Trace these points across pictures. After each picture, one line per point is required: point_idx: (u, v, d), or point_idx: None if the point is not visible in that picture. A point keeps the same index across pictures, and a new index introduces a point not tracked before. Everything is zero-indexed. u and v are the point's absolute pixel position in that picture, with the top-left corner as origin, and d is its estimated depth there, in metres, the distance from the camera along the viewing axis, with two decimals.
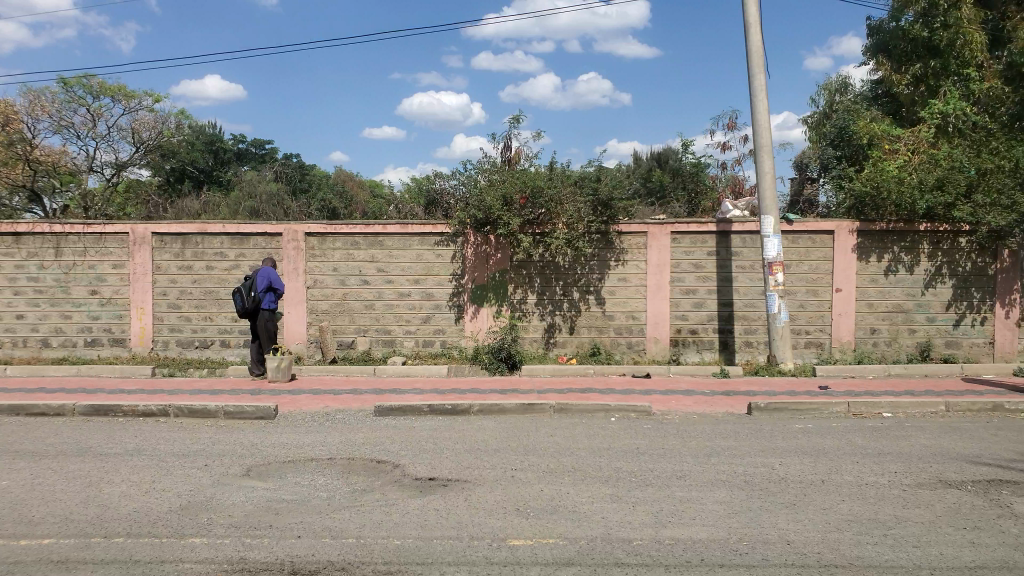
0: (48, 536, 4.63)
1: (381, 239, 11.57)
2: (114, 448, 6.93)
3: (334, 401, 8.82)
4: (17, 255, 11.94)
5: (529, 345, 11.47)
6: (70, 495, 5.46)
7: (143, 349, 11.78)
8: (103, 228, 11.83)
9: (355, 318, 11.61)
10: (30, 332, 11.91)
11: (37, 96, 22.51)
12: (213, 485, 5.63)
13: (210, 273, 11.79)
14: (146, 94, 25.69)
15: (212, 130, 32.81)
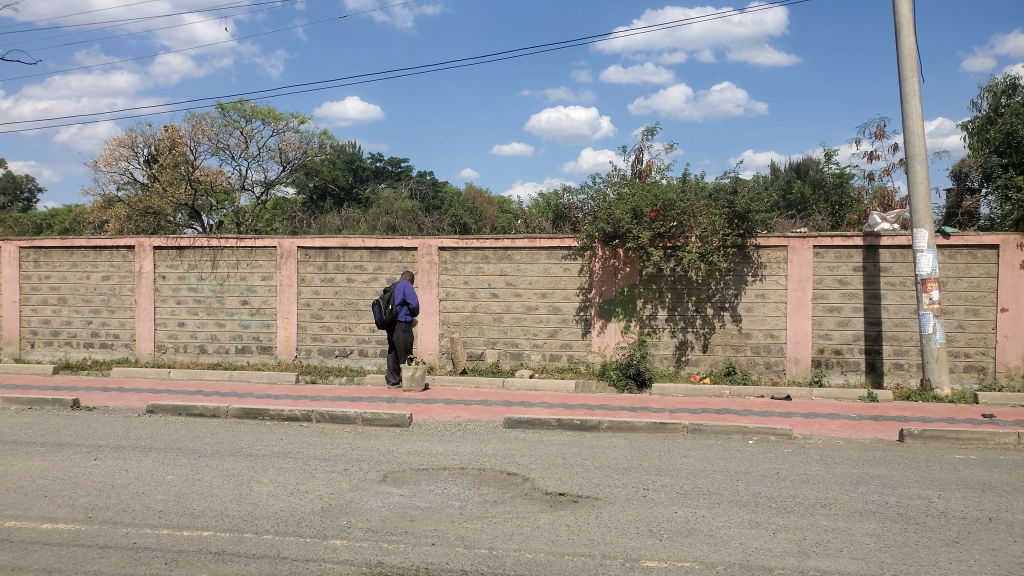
0: (207, 528, 4.98)
1: (511, 253, 11.74)
2: (262, 450, 7.38)
3: (465, 412, 8.98)
4: (180, 267, 12.99)
5: (659, 362, 11.26)
6: (224, 492, 5.85)
7: (288, 356, 12.50)
8: (255, 242, 12.68)
9: (485, 331, 11.81)
10: (190, 338, 12.92)
11: (200, 121, 24.53)
12: (353, 489, 5.87)
13: (350, 285, 12.35)
14: (292, 116, 27.42)
15: (353, 149, 34.50)
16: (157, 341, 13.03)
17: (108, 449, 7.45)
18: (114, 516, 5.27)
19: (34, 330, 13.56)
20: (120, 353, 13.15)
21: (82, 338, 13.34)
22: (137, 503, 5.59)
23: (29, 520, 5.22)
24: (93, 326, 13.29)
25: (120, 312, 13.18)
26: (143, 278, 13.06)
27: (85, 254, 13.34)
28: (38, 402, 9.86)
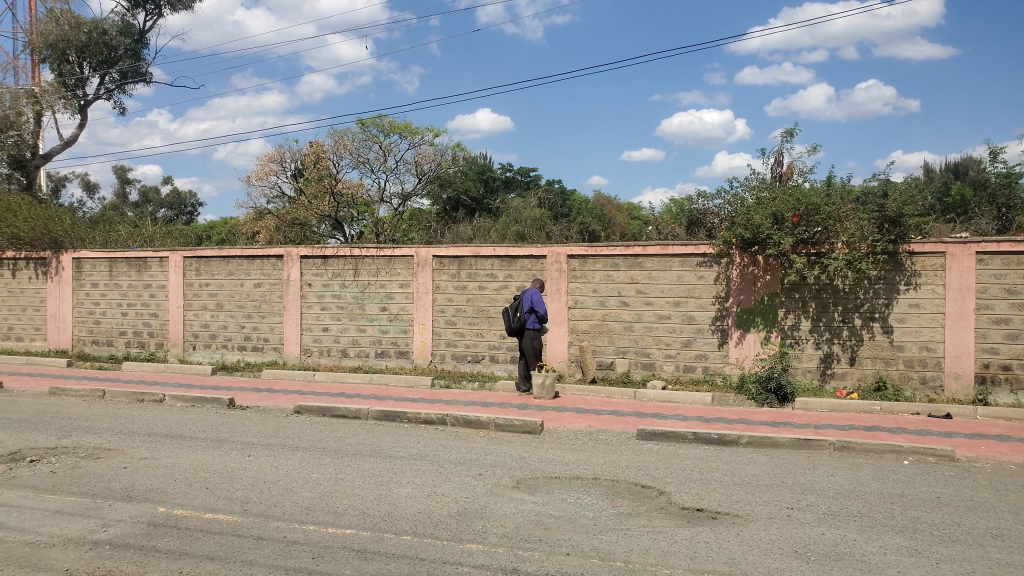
0: (349, 526, 5.18)
1: (642, 260, 11.56)
2: (401, 452, 7.63)
3: (596, 421, 8.91)
4: (324, 275, 13.68)
5: (802, 375, 10.73)
6: (366, 491, 6.09)
7: (423, 361, 12.87)
8: (394, 251, 13.17)
9: (616, 339, 11.68)
10: (333, 342, 13.58)
11: (342, 137, 26.01)
12: (488, 494, 5.95)
13: (482, 293, 12.57)
14: (427, 130, 28.34)
15: (484, 160, 35.21)
16: (303, 345, 13.79)
17: (260, 445, 7.96)
18: (267, 510, 5.60)
19: (196, 333, 14.71)
20: (270, 356, 14.03)
21: (237, 341, 14.33)
22: (287, 498, 5.92)
23: (193, 509, 5.64)
24: (246, 330, 14.25)
25: (271, 317, 14.06)
26: (291, 285, 13.86)
27: (240, 263, 14.32)
28: (199, 400, 10.66)
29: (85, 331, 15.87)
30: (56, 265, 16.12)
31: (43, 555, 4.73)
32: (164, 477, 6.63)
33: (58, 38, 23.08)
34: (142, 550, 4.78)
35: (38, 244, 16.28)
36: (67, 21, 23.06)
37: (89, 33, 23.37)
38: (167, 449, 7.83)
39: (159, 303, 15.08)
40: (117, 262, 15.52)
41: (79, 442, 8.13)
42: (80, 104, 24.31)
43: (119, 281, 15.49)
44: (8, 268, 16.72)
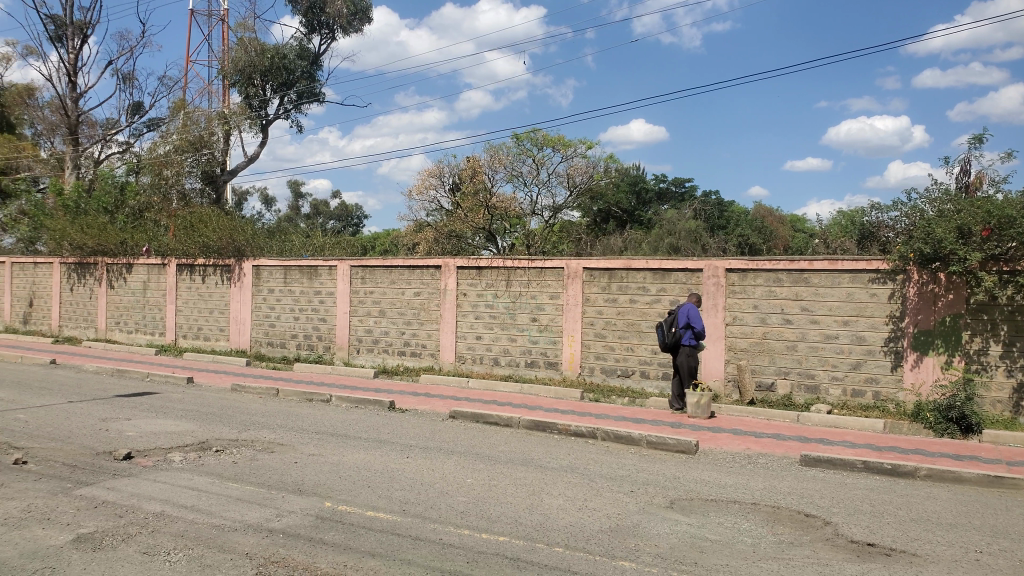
0: (503, 533, 5.26)
1: (807, 276, 10.99)
2: (551, 463, 7.65)
3: (755, 444, 8.52)
4: (478, 285, 14.04)
5: (990, 406, 9.75)
6: (517, 500, 6.14)
7: (572, 374, 12.88)
8: (545, 263, 13.30)
9: (776, 359, 11.15)
10: (485, 350, 13.90)
11: (497, 151, 26.72)
12: (640, 512, 5.83)
13: (633, 306, 12.40)
14: (580, 142, 28.46)
15: (637, 171, 35.21)
16: (458, 352, 14.20)
17: (417, 448, 8.26)
18: (423, 511, 5.79)
19: (359, 338, 15.54)
20: (427, 362, 14.57)
21: (396, 346, 15.00)
22: (443, 501, 6.09)
23: (356, 506, 5.93)
24: (405, 336, 14.89)
25: (428, 324, 14.61)
26: (447, 294, 14.34)
27: (400, 272, 14.98)
28: (362, 401, 11.25)
29: (262, 333, 17.20)
30: (239, 271, 17.59)
31: (225, 538, 5.15)
32: (330, 473, 7.04)
33: (246, 63, 25.23)
34: (312, 541, 5.09)
35: (225, 252, 17.83)
36: (254, 48, 25.15)
37: (272, 58, 25.35)
38: (333, 446, 8.32)
39: (327, 308, 16.08)
40: (291, 269, 16.72)
41: (256, 436, 8.80)
42: (263, 124, 26.49)
43: (292, 287, 16.66)
44: (198, 273, 18.44)
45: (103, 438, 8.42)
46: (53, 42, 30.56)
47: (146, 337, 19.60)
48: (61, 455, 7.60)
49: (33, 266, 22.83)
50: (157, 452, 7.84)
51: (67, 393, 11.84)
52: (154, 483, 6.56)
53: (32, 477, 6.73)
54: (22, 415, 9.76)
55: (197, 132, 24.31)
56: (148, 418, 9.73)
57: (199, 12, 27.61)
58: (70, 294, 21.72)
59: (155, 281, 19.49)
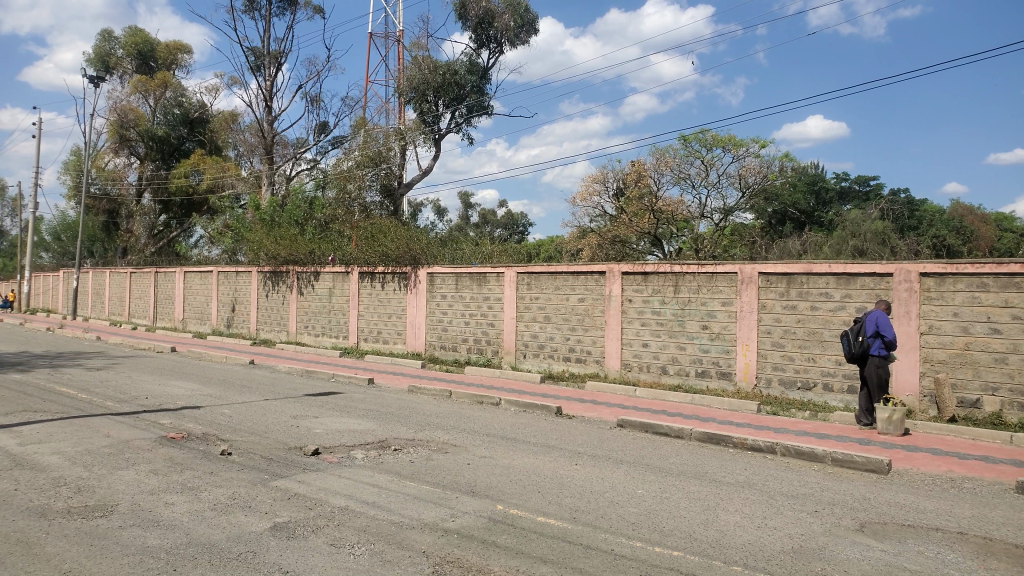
0: (677, 548, 5.09)
1: (1018, 280, 9.83)
2: (726, 477, 7.33)
3: (959, 467, 7.71)
4: (645, 291, 13.80)
5: None
6: (691, 515, 5.92)
7: (746, 385, 12.32)
8: (716, 268, 12.84)
9: (982, 373, 10.04)
10: (653, 358, 13.61)
11: (664, 154, 26.24)
12: (826, 534, 5.44)
13: (814, 314, 11.66)
14: (753, 141, 27.26)
15: (815, 170, 33.49)
16: (624, 360, 14.02)
17: (585, 455, 8.22)
18: (595, 520, 5.73)
19: (526, 343, 15.77)
20: (593, 368, 14.51)
21: (562, 351, 15.06)
22: (614, 511, 6.00)
23: (527, 511, 5.98)
24: (572, 342, 14.91)
25: (594, 331, 14.54)
26: (613, 301, 14.20)
27: (566, 278, 15.04)
28: (530, 406, 11.37)
29: (435, 337, 17.88)
30: (414, 278, 18.45)
31: (403, 535, 5.35)
32: (501, 476, 7.14)
33: (420, 81, 26.46)
34: (485, 543, 5.17)
35: (402, 260, 18.74)
36: (427, 66, 26.32)
37: (444, 75, 26.31)
38: (503, 449, 8.45)
39: (496, 314, 16.45)
40: (461, 276, 17.27)
41: (431, 436, 9.13)
42: (436, 138, 27.66)
43: (463, 293, 17.21)
44: (378, 281, 19.52)
45: (295, 434, 9.08)
46: (253, 72, 33.64)
47: (332, 340, 21.01)
48: (259, 447, 8.28)
49: (235, 275, 25.19)
50: (342, 448, 8.34)
51: (265, 391, 12.90)
52: (339, 479, 6.97)
53: (236, 467, 7.38)
54: (227, 410, 10.75)
55: (376, 148, 25.98)
56: (333, 416, 10.38)
57: (378, 35, 29.35)
58: (266, 300, 23.73)
59: (339, 287, 20.85)
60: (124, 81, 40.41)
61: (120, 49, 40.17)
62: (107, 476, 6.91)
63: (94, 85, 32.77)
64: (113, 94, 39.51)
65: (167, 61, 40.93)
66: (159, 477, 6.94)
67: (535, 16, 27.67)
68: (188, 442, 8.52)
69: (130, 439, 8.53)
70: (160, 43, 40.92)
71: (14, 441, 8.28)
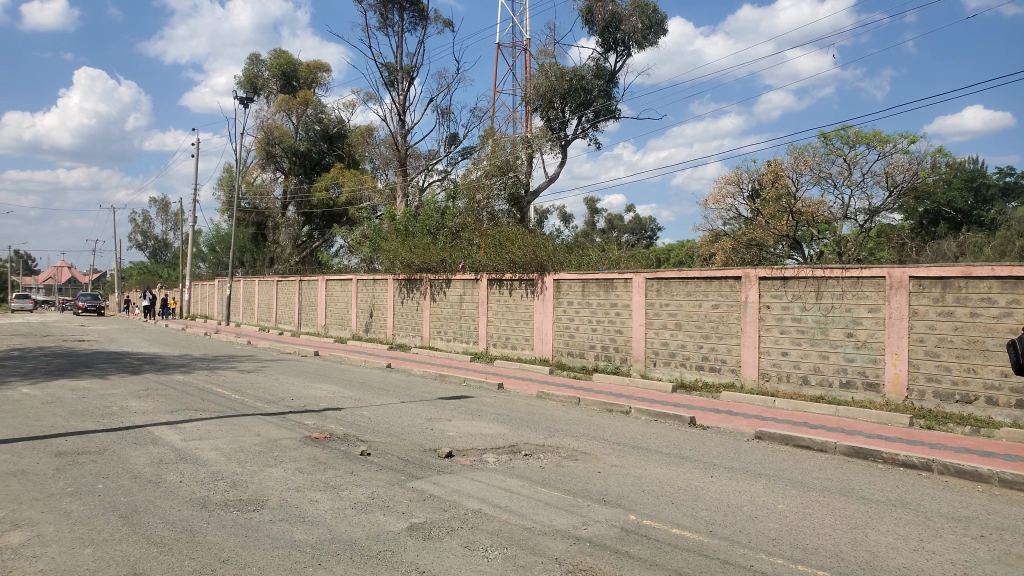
0: (822, 567, 4.81)
1: None
2: (876, 495, 6.87)
3: None
4: (783, 297, 13.21)
5: None
6: (837, 533, 5.58)
7: (897, 397, 11.52)
8: (862, 272, 12.12)
9: None
10: (793, 368, 13.00)
11: (802, 153, 24.98)
12: (993, 561, 4.97)
13: (974, 321, 10.73)
14: (901, 137, 25.53)
15: (973, 165, 31.02)
16: (761, 369, 13.47)
17: (720, 467, 7.94)
18: (732, 534, 5.52)
19: (656, 350, 15.46)
20: (728, 377, 14.04)
21: (694, 360, 14.68)
22: (752, 526, 5.76)
23: (661, 522, 5.84)
24: (704, 350, 14.50)
25: (728, 338, 14.07)
26: (748, 307, 13.69)
27: (698, 283, 14.64)
28: (663, 415, 11.13)
29: (563, 343, 17.89)
30: (541, 285, 18.56)
31: (535, 541, 5.35)
32: (633, 485, 7.02)
33: (547, 88, 26.61)
34: (618, 553, 5.09)
35: (529, 267, 18.86)
36: (554, 73, 26.43)
37: (571, 80, 26.37)
38: (634, 458, 8.32)
39: (624, 321, 16.25)
40: (589, 282, 17.20)
41: (561, 443, 9.11)
42: (563, 144, 27.75)
43: (590, 300, 17.11)
44: (506, 287, 19.79)
45: (429, 437, 9.32)
46: (387, 87, 35.02)
47: (463, 345, 21.49)
48: (397, 449, 8.55)
49: (373, 282, 26.29)
50: (474, 452, 8.49)
51: (400, 394, 13.35)
52: (472, 482, 7.08)
53: (374, 467, 7.65)
54: (365, 412, 11.20)
55: (503, 157, 26.18)
56: (465, 420, 10.60)
57: (505, 45, 29.85)
58: (401, 306, 24.59)
59: (469, 294, 21.30)
60: (270, 101, 43.14)
61: (267, 71, 42.89)
62: (259, 473, 7.35)
63: (244, 107, 35.18)
64: (260, 113, 42.30)
65: (308, 80, 43.28)
66: (305, 474, 7.31)
67: (663, 17, 27.20)
68: (331, 442, 8.92)
69: (278, 438, 9.04)
70: (302, 63, 43.36)
71: (178, 437, 8.98)
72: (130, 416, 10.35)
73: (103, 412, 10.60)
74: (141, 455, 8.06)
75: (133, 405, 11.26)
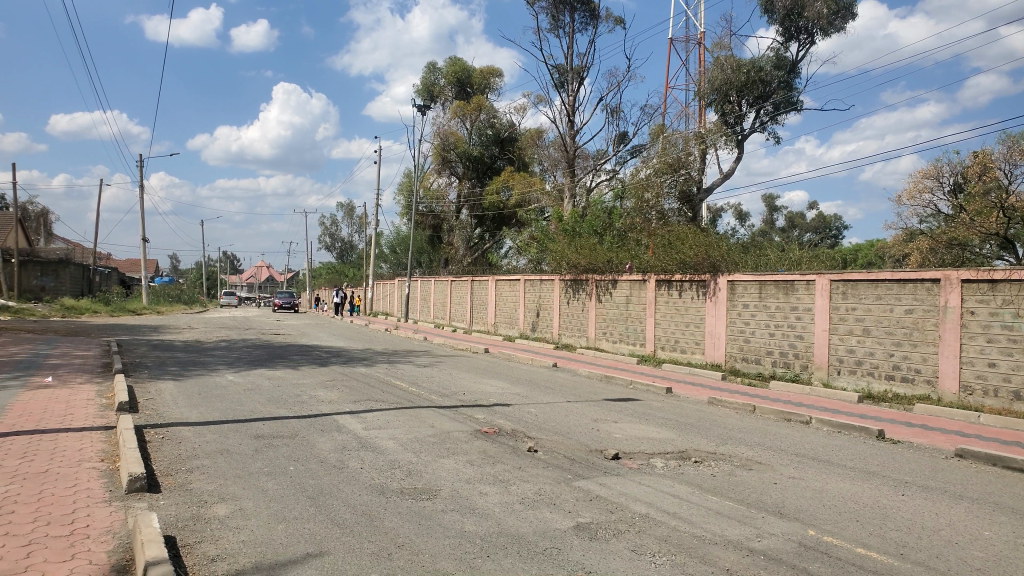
0: None
1: None
2: None
3: None
4: (992, 302, 11.83)
5: None
6: None
7: None
8: None
9: None
10: (1002, 382, 11.61)
11: (1016, 140, 22.27)
12: None
13: None
14: None
15: None
16: (963, 382, 12.20)
17: (914, 486, 7.27)
18: (927, 560, 5.02)
19: (840, 358, 14.48)
20: (922, 390, 12.85)
21: (884, 369, 13.59)
22: (951, 552, 5.21)
23: (843, 539, 5.44)
24: (896, 359, 13.37)
25: (924, 346, 12.88)
26: (948, 313, 12.46)
27: (889, 286, 13.54)
28: (846, 427, 10.40)
29: (736, 348, 17.20)
30: (714, 286, 17.97)
31: (705, 550, 5.16)
32: (812, 499, 6.60)
33: (722, 82, 25.76)
34: (795, 569, 4.80)
35: (701, 268, 18.33)
36: (729, 66, 25.51)
37: (748, 72, 25.26)
38: (815, 471, 7.81)
39: (804, 325, 15.36)
40: (766, 284, 16.43)
41: (733, 451, 8.75)
42: (739, 140, 26.71)
43: (767, 303, 16.33)
44: (676, 288, 19.35)
45: (596, 437, 9.29)
46: (557, 89, 35.42)
47: (630, 347, 21.26)
48: (564, 448, 8.58)
49: (540, 283, 26.64)
50: (641, 455, 8.36)
51: (568, 393, 13.42)
52: (639, 485, 6.96)
53: (541, 464, 7.73)
54: (534, 409, 11.35)
55: (675, 154, 25.86)
56: (633, 423, 10.45)
57: (678, 40, 29.24)
58: (567, 307, 24.72)
59: (637, 295, 21.03)
60: (446, 107, 44.98)
61: (444, 79, 44.77)
62: (433, 463, 7.65)
63: (422, 114, 36.89)
64: (437, 120, 44.24)
65: (482, 86, 44.61)
66: (475, 467, 7.52)
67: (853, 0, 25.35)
68: (500, 437, 9.12)
69: (450, 430, 9.37)
70: (476, 69, 44.79)
71: (360, 426, 9.55)
72: (318, 404, 11.15)
73: (296, 400, 11.50)
74: (328, 441, 8.64)
75: (321, 394, 12.13)
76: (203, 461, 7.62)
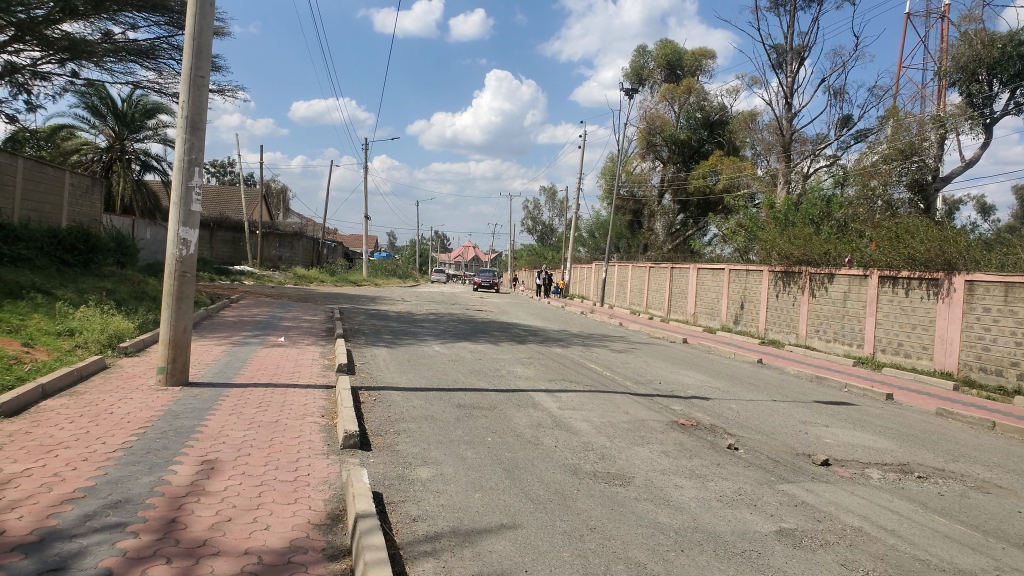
0: None
1: None
2: None
3: None
4: None
5: None
6: None
7: None
8: None
9: None
10: None
11: None
12: None
13: None
14: None
15: None
16: None
17: None
18: None
19: None
20: None
21: None
22: None
23: None
24: None
25: None
26: None
27: None
28: None
29: (972, 356, 15.34)
30: (948, 286, 16.15)
31: None
32: None
33: (969, 58, 22.96)
34: None
35: (933, 265, 16.60)
36: (981, 40, 22.57)
37: (1004, 47, 22.19)
38: None
39: None
40: (1013, 287, 14.44)
41: (967, 471, 7.77)
42: (988, 123, 23.67)
43: (1014, 308, 14.36)
44: (901, 286, 17.66)
45: (804, 441, 8.67)
46: (774, 70, 33.47)
47: (845, 347, 19.74)
48: (768, 448, 8.10)
49: (745, 273, 25.48)
50: (854, 464, 7.68)
51: (773, 392, 12.67)
52: (852, 496, 6.40)
53: (741, 463, 7.34)
54: (735, 405, 10.83)
55: (908, 139, 23.67)
56: (846, 429, 9.63)
57: (917, 14, 26.45)
58: (776, 300, 23.43)
59: (856, 291, 19.45)
60: (654, 90, 44.13)
61: (653, 61, 43.92)
62: (627, 450, 7.53)
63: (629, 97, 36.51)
64: (644, 104, 43.59)
65: (693, 68, 43.25)
66: (671, 459, 7.30)
67: None
68: (698, 430, 8.80)
69: (645, 418, 9.18)
70: (688, 51, 43.46)
71: (555, 405, 9.62)
72: (516, 380, 11.40)
73: (496, 374, 11.85)
74: (524, 417, 8.81)
75: (519, 371, 12.40)
76: (409, 425, 8.07)
